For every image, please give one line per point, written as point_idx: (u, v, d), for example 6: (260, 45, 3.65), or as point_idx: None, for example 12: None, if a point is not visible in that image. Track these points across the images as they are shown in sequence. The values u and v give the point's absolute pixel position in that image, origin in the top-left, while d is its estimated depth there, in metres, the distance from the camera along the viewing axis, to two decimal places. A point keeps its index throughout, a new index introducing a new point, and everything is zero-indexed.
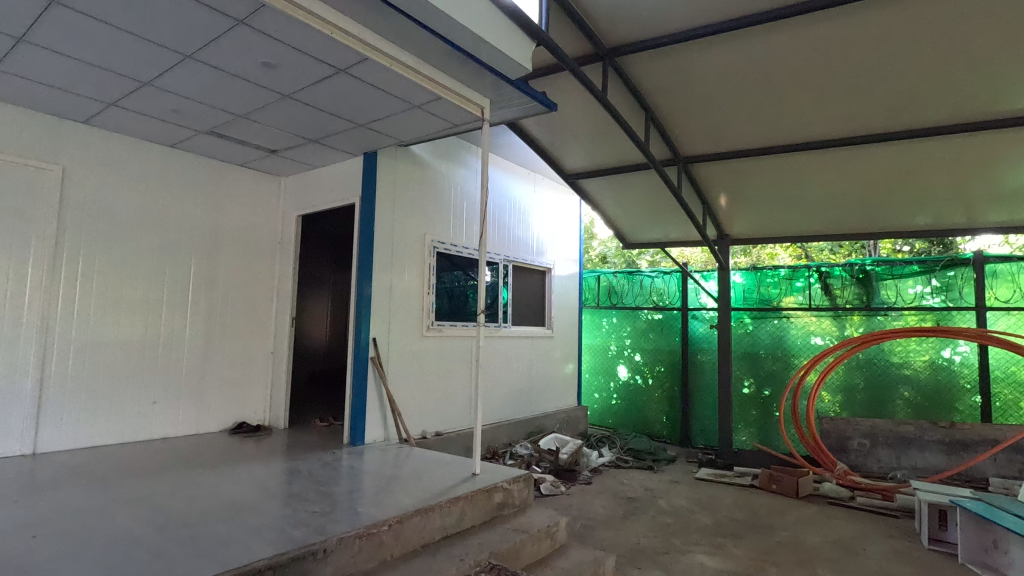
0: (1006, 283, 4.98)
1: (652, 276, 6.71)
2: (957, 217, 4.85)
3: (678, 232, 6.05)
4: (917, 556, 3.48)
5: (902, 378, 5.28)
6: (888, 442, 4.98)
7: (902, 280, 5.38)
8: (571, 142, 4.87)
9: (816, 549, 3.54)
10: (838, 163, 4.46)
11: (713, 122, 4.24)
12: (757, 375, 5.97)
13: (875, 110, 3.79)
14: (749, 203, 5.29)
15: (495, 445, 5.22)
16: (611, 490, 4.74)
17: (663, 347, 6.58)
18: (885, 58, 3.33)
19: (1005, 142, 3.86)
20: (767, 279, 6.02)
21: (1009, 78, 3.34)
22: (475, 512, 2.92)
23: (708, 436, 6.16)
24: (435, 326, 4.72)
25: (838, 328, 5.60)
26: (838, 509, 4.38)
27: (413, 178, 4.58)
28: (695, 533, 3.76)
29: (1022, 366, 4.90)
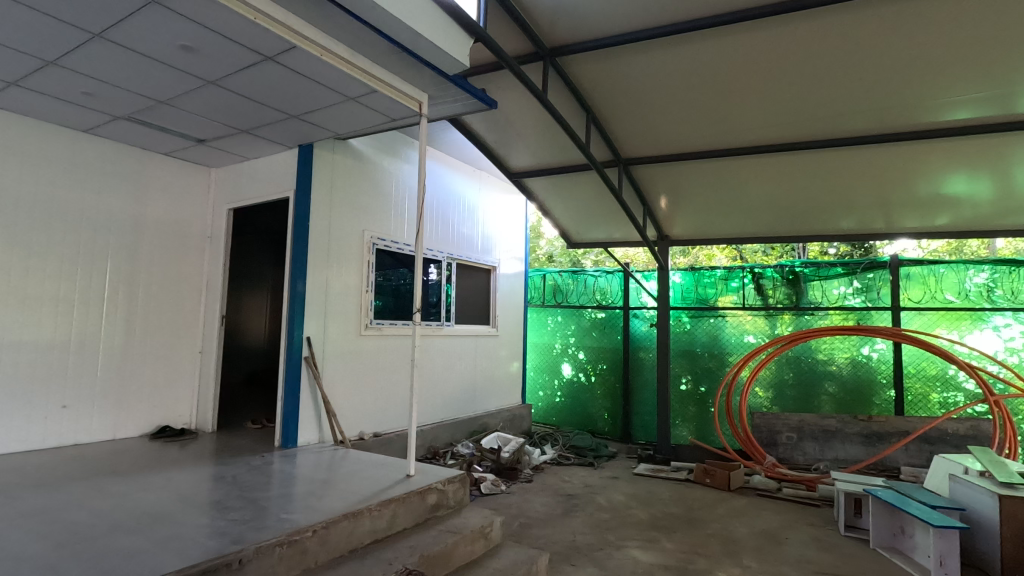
0: (918, 285, 5.34)
1: (596, 276, 6.82)
2: (876, 222, 5.17)
3: (621, 232, 6.16)
4: (835, 542, 3.67)
5: (826, 374, 5.57)
6: (813, 435, 5.23)
7: (827, 281, 5.68)
8: (515, 141, 4.85)
9: (744, 539, 3.68)
10: (770, 168, 4.64)
11: (652, 125, 4.32)
12: (694, 372, 6.16)
13: (801, 118, 3.97)
14: (687, 206, 5.44)
15: (436, 445, 5.16)
16: (552, 487, 4.77)
17: (606, 345, 6.69)
18: (810, 69, 3.49)
19: (917, 152, 4.13)
20: (704, 279, 6.22)
21: (920, 93, 3.57)
22: (408, 514, 2.87)
23: (648, 432, 6.33)
24: (374, 325, 4.61)
25: (769, 327, 5.85)
26: (766, 500, 4.57)
27: (352, 172, 4.46)
28: (630, 528, 3.84)
29: (931, 362, 5.27)
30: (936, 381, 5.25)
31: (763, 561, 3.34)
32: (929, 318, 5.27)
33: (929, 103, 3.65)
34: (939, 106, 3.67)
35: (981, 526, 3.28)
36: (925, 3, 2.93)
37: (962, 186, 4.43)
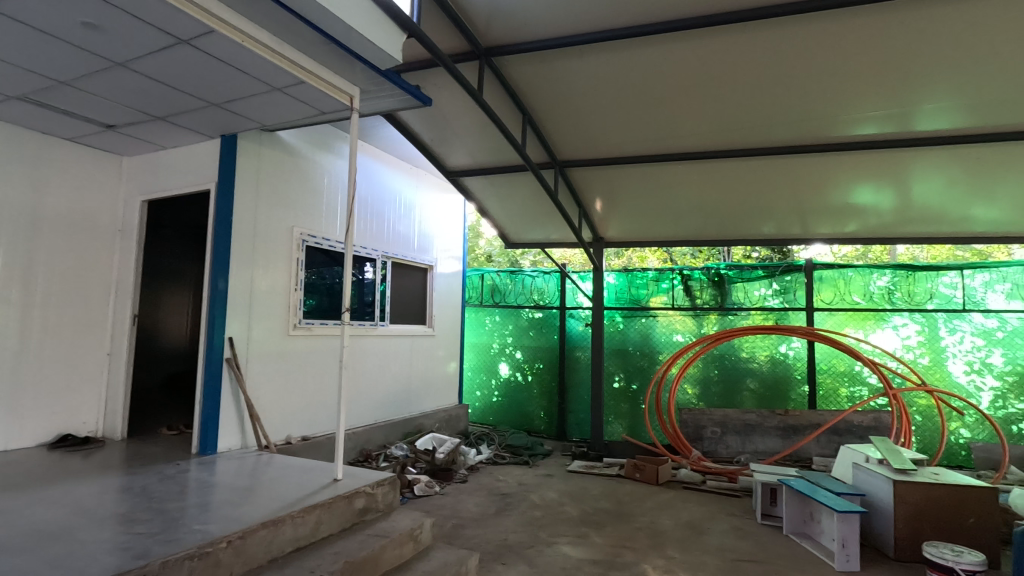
0: (829, 287, 5.73)
1: (533, 276, 6.89)
2: (793, 228, 5.50)
3: (558, 233, 6.24)
4: (752, 531, 3.88)
5: (748, 370, 5.88)
6: (735, 429, 5.50)
7: (750, 283, 6.00)
8: (452, 139, 4.81)
9: (669, 531, 3.82)
10: (698, 174, 4.84)
11: (587, 128, 4.40)
12: (627, 370, 6.34)
13: (725, 128, 4.17)
14: (621, 209, 5.59)
15: (369, 447, 5.05)
16: (486, 487, 4.77)
17: (543, 345, 6.78)
18: (733, 82, 3.66)
19: (828, 163, 4.42)
20: (637, 280, 6.42)
21: (830, 109, 3.83)
22: (333, 519, 2.78)
23: (582, 429, 6.47)
24: (303, 324, 4.45)
25: (696, 326, 6.11)
26: (692, 493, 4.77)
27: (281, 166, 4.28)
28: (562, 525, 3.89)
29: (840, 359, 5.68)
30: (844, 377, 5.66)
31: (686, 551, 3.48)
32: (838, 318, 5.67)
33: (838, 118, 3.92)
34: (846, 121, 3.94)
35: (879, 510, 3.55)
36: (834, 26, 3.14)
37: (867, 196, 4.79)
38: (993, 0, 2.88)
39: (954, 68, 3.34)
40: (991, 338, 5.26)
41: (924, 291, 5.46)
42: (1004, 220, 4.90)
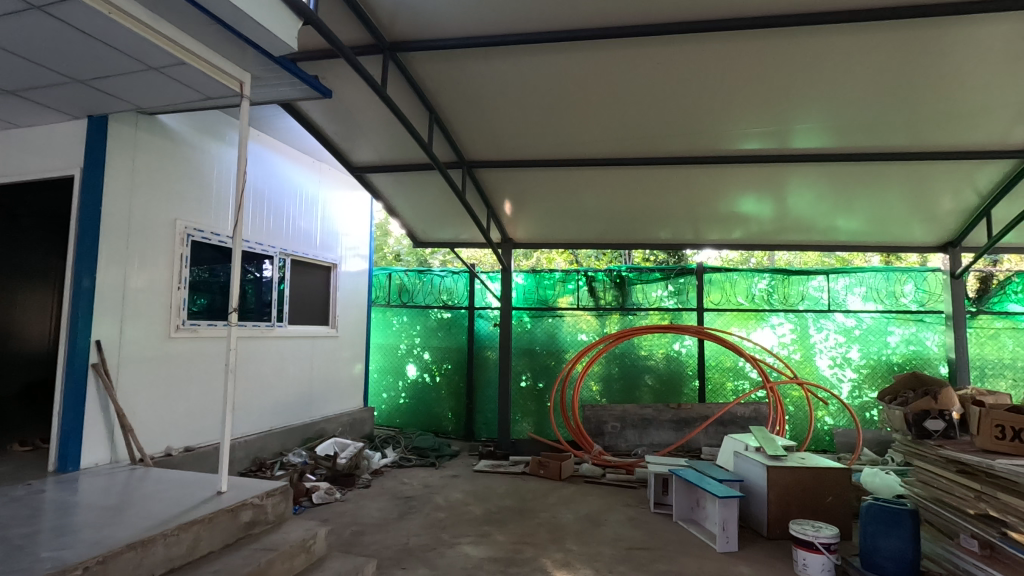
0: (718, 289, 6.19)
1: (442, 276, 6.84)
2: (687, 233, 5.88)
3: (467, 234, 6.24)
4: (645, 519, 4.10)
5: (646, 367, 6.22)
6: (633, 423, 5.79)
7: (648, 284, 6.34)
8: (357, 134, 4.65)
9: (568, 525, 3.94)
10: (601, 179, 5.03)
11: (494, 130, 4.43)
12: (534, 369, 6.47)
13: (624, 137, 4.37)
14: (529, 211, 5.69)
15: (262, 455, 4.77)
16: (390, 491, 4.67)
17: (451, 345, 6.75)
18: (631, 93, 3.84)
19: (715, 174, 4.77)
20: (544, 281, 6.57)
21: (717, 124, 4.13)
22: (215, 535, 2.59)
23: (490, 429, 6.53)
24: (187, 325, 4.12)
25: (599, 325, 6.37)
26: (592, 486, 4.96)
27: (163, 153, 3.93)
28: (465, 525, 3.89)
29: (726, 355, 6.15)
30: (730, 372, 6.14)
31: (583, 543, 3.60)
32: (725, 318, 6.13)
33: (724, 134, 4.24)
34: (731, 137, 4.27)
35: (755, 494, 3.89)
36: (720, 49, 3.38)
37: (750, 206, 5.22)
38: (851, 38, 3.23)
39: (820, 94, 3.72)
40: (851, 336, 5.92)
41: (797, 293, 6.04)
42: (862, 232, 5.54)
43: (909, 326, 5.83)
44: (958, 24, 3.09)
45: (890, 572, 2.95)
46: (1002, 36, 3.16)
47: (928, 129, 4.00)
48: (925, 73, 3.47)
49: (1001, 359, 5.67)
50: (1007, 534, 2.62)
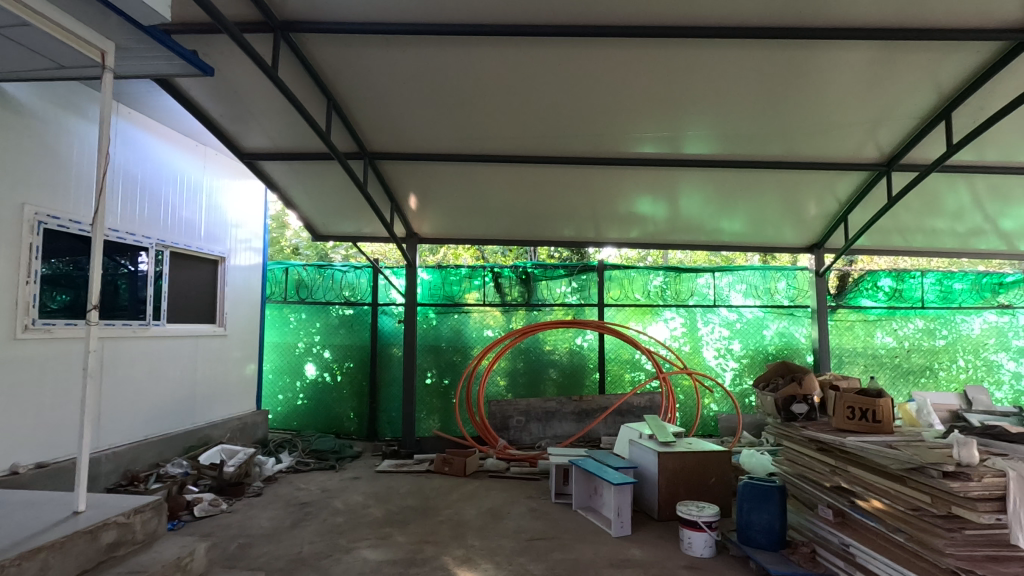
0: (617, 285, 6.47)
1: (344, 271, 6.57)
2: (589, 231, 6.08)
3: (370, 227, 6.04)
4: (546, 510, 4.20)
5: (550, 361, 6.38)
6: (537, 417, 5.91)
7: (553, 281, 6.49)
8: (247, 118, 4.33)
9: (471, 521, 3.95)
10: (506, 176, 5.06)
11: (397, 121, 4.31)
12: (439, 366, 6.41)
13: (528, 134, 4.42)
14: (434, 206, 5.61)
15: (135, 468, 4.33)
16: (284, 498, 4.41)
17: (354, 343, 6.51)
18: (534, 92, 3.89)
19: (615, 175, 4.97)
20: (451, 277, 6.52)
21: (616, 127, 4.29)
22: (70, 561, 2.28)
23: (395, 427, 6.40)
24: (39, 324, 3.62)
25: (505, 321, 6.44)
26: (496, 480, 5.00)
27: (5, 126, 3.43)
28: (364, 528, 3.77)
29: (625, 349, 6.45)
30: (628, 364, 6.44)
31: (485, 538, 3.62)
32: (623, 313, 6.44)
33: (622, 136, 4.42)
34: (629, 139, 4.46)
35: (647, 479, 4.12)
36: (617, 55, 3.51)
37: (646, 206, 5.50)
38: (733, 53, 3.47)
39: (706, 103, 3.98)
40: (733, 329, 6.44)
41: (688, 289, 6.47)
42: (743, 233, 6.02)
43: (783, 319, 6.43)
44: (821, 47, 3.42)
45: (760, 543, 3.25)
46: (857, 62, 3.54)
47: (797, 141, 4.43)
48: (795, 90, 3.82)
49: (856, 348, 6.42)
50: (855, 502, 2.97)
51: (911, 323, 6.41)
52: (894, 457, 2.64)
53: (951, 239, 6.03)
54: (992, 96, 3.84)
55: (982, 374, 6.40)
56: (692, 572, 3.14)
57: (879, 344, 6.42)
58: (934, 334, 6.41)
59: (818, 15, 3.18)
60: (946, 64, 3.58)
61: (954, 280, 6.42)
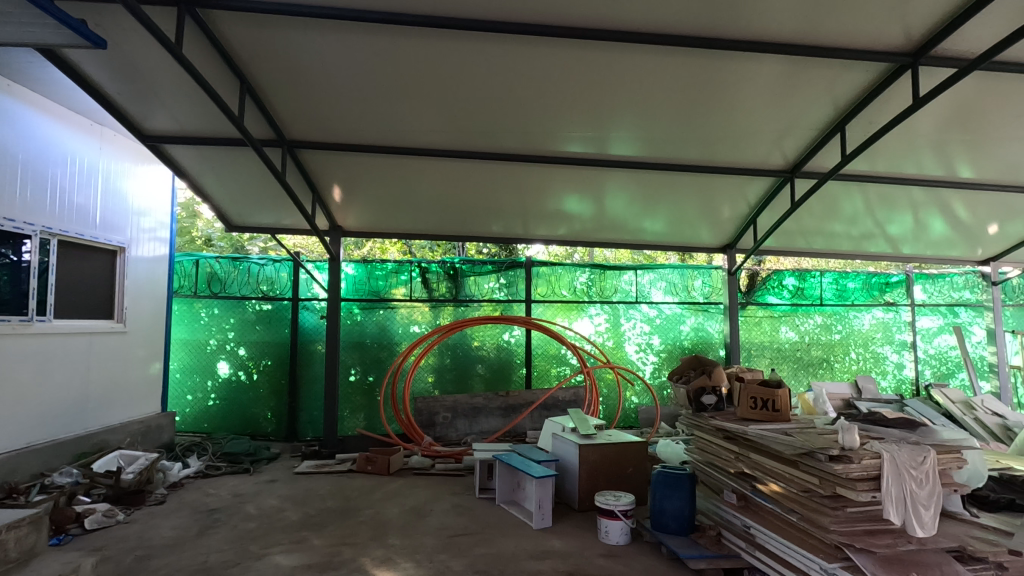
0: (544, 282, 6.59)
1: (261, 264, 6.27)
2: (517, 228, 6.13)
3: (291, 219, 5.79)
4: (470, 506, 4.20)
5: (477, 357, 6.38)
6: (463, 413, 5.90)
7: (481, 276, 6.50)
8: (150, 98, 4.01)
9: (392, 520, 3.88)
10: (433, 170, 5.00)
11: (317, 109, 4.14)
12: (364, 363, 6.24)
13: (455, 129, 4.37)
14: (359, 198, 5.45)
15: (13, 479, 3.90)
16: (190, 505, 4.15)
17: (271, 340, 6.22)
18: (460, 85, 3.85)
19: (541, 173, 5.04)
20: (376, 272, 6.38)
21: (542, 125, 4.34)
22: None
23: (316, 427, 6.20)
24: None
25: (432, 317, 6.37)
26: (421, 478, 4.94)
27: None
28: (278, 533, 3.61)
29: (551, 344, 6.56)
30: (554, 359, 6.56)
31: (406, 537, 3.57)
32: (551, 309, 6.55)
33: (549, 135, 4.47)
34: (555, 138, 4.52)
35: (569, 471, 4.22)
36: (542, 53, 3.54)
37: (573, 205, 5.61)
38: (652, 58, 3.59)
39: (628, 105, 4.10)
40: (653, 325, 6.70)
41: (612, 286, 6.67)
42: (663, 233, 6.27)
43: (698, 315, 6.78)
44: (734, 58, 3.61)
45: (672, 528, 3.40)
46: (765, 73, 3.77)
47: (712, 146, 4.66)
48: (710, 98, 4.01)
49: (763, 342, 6.87)
50: (757, 486, 3.17)
51: (811, 319, 6.95)
52: (788, 443, 2.83)
53: (847, 242, 6.57)
54: (881, 113, 4.20)
55: (871, 365, 7.04)
56: (609, 560, 3.24)
57: (784, 339, 6.91)
58: (831, 329, 6.98)
59: (731, 27, 3.35)
60: (841, 81, 3.88)
61: (848, 280, 7.04)
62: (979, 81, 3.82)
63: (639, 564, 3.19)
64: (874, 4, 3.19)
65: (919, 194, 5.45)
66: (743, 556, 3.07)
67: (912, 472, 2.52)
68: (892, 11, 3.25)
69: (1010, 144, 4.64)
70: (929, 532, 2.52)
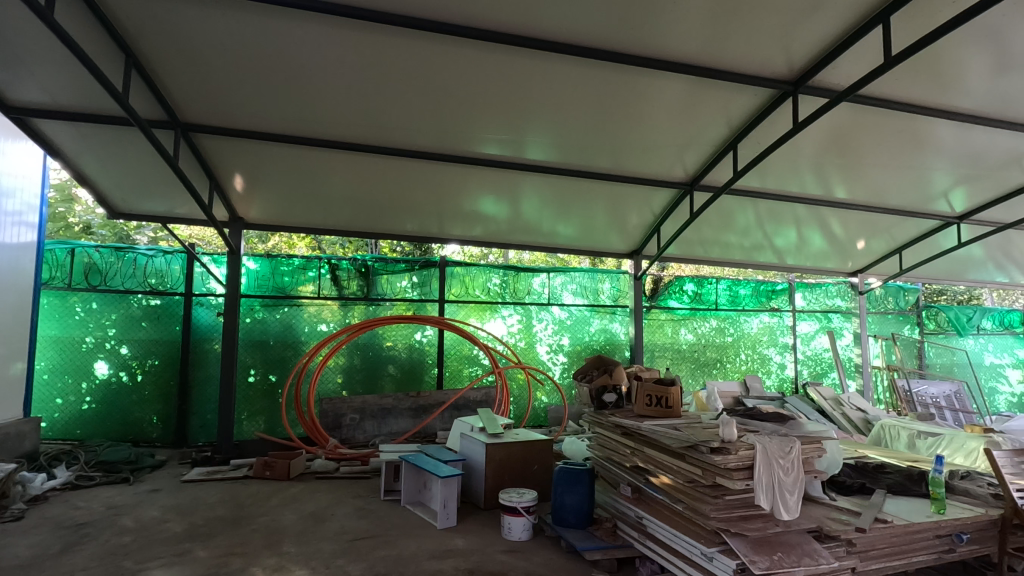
0: (458, 283, 6.59)
1: (150, 255, 5.81)
2: (432, 227, 6.09)
3: (185, 208, 5.40)
4: (373, 508, 4.10)
5: (387, 358, 6.26)
6: (372, 414, 5.76)
7: (394, 275, 6.39)
8: (15, 64, 3.58)
9: (289, 526, 3.71)
10: (344, 164, 4.85)
11: (217, 92, 3.90)
12: (265, 363, 5.92)
13: (367, 122, 4.28)
14: (262, 189, 5.16)
15: None
16: (54, 520, 3.73)
17: (159, 339, 5.76)
18: (373, 78, 3.77)
19: (457, 173, 5.05)
20: (282, 267, 6.09)
21: (457, 125, 4.35)
22: None
23: (209, 431, 5.81)
24: None
25: (341, 315, 6.17)
26: (323, 482, 4.76)
27: None
28: (157, 546, 3.34)
29: (464, 345, 6.57)
30: (466, 359, 6.57)
31: (302, 543, 3.43)
32: (464, 309, 6.56)
33: (465, 135, 4.49)
34: (471, 138, 4.54)
35: (475, 471, 4.24)
36: (455, 52, 3.55)
37: (488, 206, 5.65)
38: (564, 67, 3.71)
39: (542, 111, 4.20)
40: (563, 326, 6.90)
41: (524, 288, 6.80)
42: (576, 237, 6.48)
43: (606, 317, 7.06)
44: (639, 74, 3.82)
45: (571, 522, 3.51)
46: (668, 91, 4.00)
47: (620, 156, 4.88)
48: (619, 109, 4.21)
49: (665, 344, 7.27)
50: (650, 479, 3.34)
51: (707, 322, 7.46)
52: (676, 437, 3.02)
53: (740, 252, 7.12)
54: (768, 135, 4.59)
55: (758, 366, 7.68)
56: (510, 555, 3.30)
57: (682, 340, 7.35)
58: (724, 332, 7.54)
59: (636, 43, 3.54)
60: (733, 103, 4.20)
61: (740, 287, 7.63)
62: (851, 112, 4.27)
63: (539, 559, 3.27)
64: (761, 35, 3.51)
65: (802, 210, 6.01)
66: (635, 546, 3.23)
67: (780, 461, 2.79)
68: (775, 42, 3.58)
69: (875, 170, 5.24)
70: (793, 515, 2.77)
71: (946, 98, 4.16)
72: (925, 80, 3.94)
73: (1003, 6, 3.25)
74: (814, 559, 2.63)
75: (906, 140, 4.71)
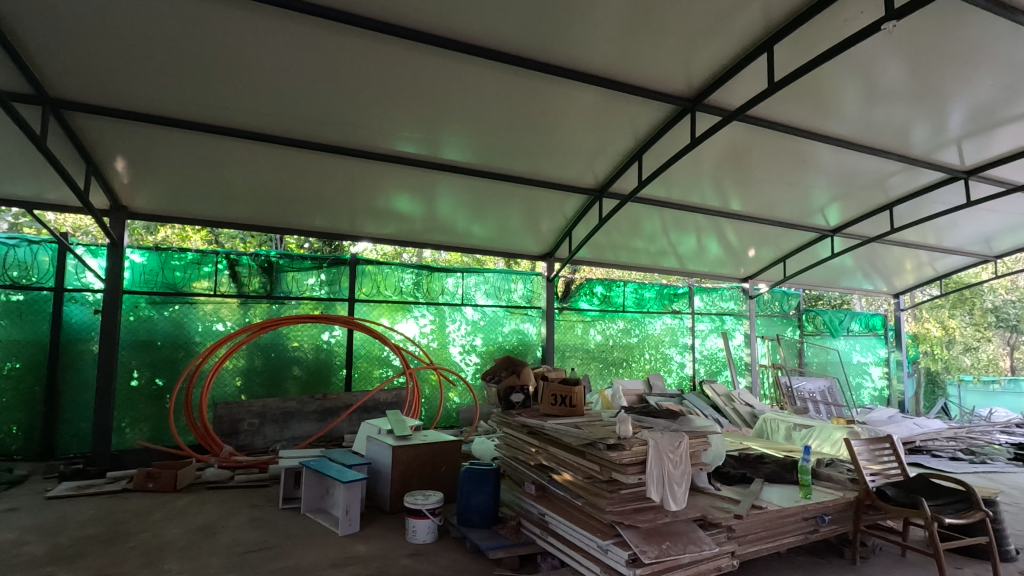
0: (369, 281, 6.41)
1: (11, 244, 5.16)
2: (343, 224, 5.88)
3: (56, 193, 4.85)
4: (270, 518, 3.89)
5: (291, 358, 5.97)
6: (273, 418, 5.46)
7: (300, 272, 6.11)
8: None
9: (173, 542, 3.44)
10: (244, 154, 4.56)
11: (94, 66, 3.53)
12: (152, 365, 5.44)
13: (270, 111, 4.06)
14: (150, 176, 4.75)
15: None
16: None
17: (23, 338, 5.13)
18: (277, 64, 3.59)
19: (368, 169, 4.91)
20: (173, 262, 5.63)
21: (368, 121, 4.24)
22: None
23: (82, 441, 5.25)
24: None
25: (240, 314, 5.81)
26: (216, 492, 4.46)
27: None
28: (10, 572, 2.97)
29: (374, 345, 6.41)
30: (377, 360, 6.42)
31: (186, 559, 3.19)
32: (376, 309, 6.39)
33: (377, 132, 4.39)
34: (383, 135, 4.44)
35: (381, 475, 4.15)
36: (365, 45, 3.46)
37: (403, 204, 5.55)
38: (477, 68, 3.73)
39: (455, 111, 4.19)
40: (477, 326, 6.92)
41: (438, 288, 6.75)
42: (490, 238, 6.53)
43: (519, 318, 7.18)
44: (550, 82, 3.92)
45: (475, 522, 3.53)
46: (577, 100, 4.14)
47: (534, 161, 4.98)
48: (530, 114, 4.29)
49: (575, 344, 7.49)
50: (553, 476, 3.43)
51: (615, 323, 7.79)
52: (576, 435, 3.13)
53: (645, 257, 7.49)
54: (670, 148, 4.87)
55: (660, 364, 8.12)
56: (414, 559, 3.26)
57: (591, 340, 7.62)
58: (631, 332, 7.90)
59: (547, 51, 3.63)
60: (638, 115, 4.42)
61: (645, 290, 8.05)
62: (744, 130, 4.63)
63: (442, 561, 3.26)
64: (662, 54, 3.72)
65: (700, 220, 6.44)
66: (537, 542, 3.31)
67: (670, 455, 2.97)
68: (674, 61, 3.81)
69: (764, 185, 5.72)
70: (681, 506, 2.96)
71: (824, 124, 4.63)
72: (804, 106, 4.36)
73: (867, 46, 3.68)
74: (698, 546, 2.84)
75: (791, 159, 5.18)
